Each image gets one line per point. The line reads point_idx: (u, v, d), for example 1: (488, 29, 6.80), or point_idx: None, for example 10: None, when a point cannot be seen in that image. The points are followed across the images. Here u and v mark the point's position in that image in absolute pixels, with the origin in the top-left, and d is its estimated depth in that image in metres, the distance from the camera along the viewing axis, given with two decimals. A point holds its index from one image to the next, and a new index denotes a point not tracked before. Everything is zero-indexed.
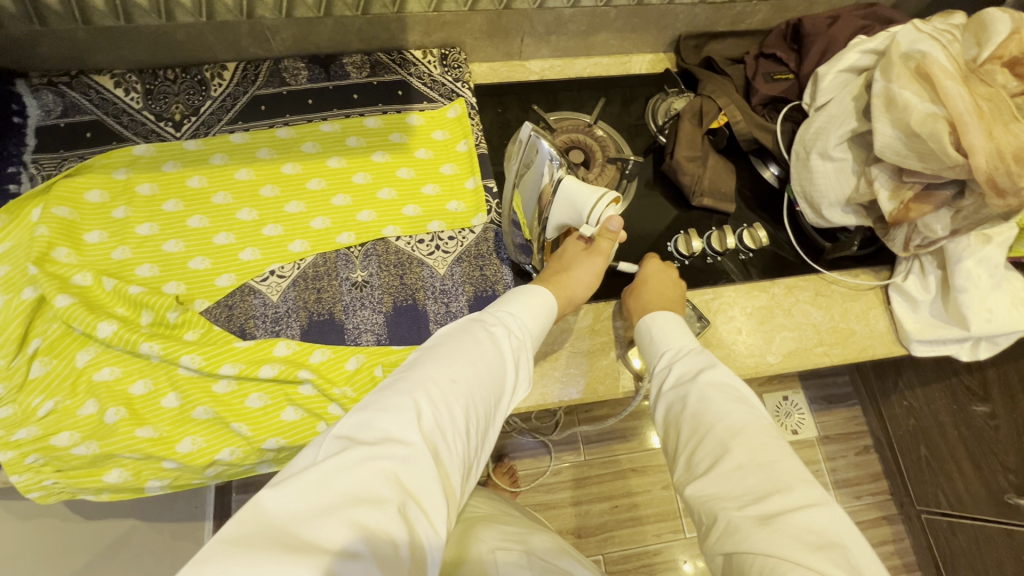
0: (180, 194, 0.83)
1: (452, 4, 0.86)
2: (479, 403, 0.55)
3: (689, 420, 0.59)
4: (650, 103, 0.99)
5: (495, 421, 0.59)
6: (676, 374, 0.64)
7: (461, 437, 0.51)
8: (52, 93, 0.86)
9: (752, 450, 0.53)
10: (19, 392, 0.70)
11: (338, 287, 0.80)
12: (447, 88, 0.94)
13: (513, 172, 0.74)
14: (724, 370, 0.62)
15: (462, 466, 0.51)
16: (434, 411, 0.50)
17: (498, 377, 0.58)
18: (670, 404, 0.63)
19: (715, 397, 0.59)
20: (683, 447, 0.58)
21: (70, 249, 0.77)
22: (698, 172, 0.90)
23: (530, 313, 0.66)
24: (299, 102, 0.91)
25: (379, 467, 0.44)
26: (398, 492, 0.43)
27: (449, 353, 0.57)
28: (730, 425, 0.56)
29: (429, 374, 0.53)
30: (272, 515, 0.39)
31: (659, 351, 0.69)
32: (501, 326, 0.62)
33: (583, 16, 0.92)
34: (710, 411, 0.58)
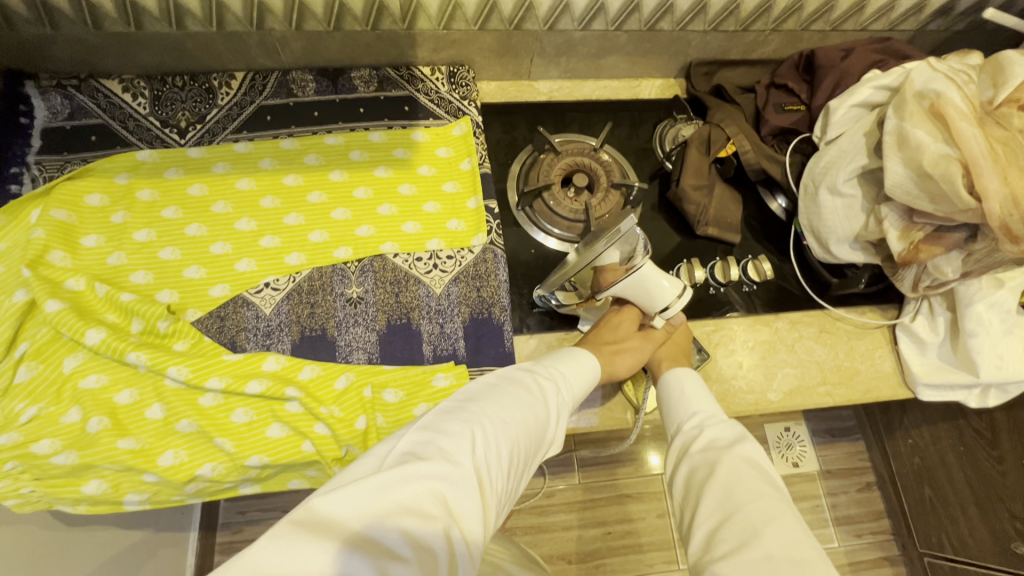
0: (181, 201, 0.82)
1: (462, 23, 0.86)
2: (525, 445, 0.55)
3: (715, 491, 0.57)
4: (658, 128, 0.98)
5: (533, 465, 0.59)
6: (708, 440, 0.63)
7: (504, 476, 0.52)
8: (60, 95, 0.86)
9: (782, 542, 0.51)
10: (5, 396, 0.69)
11: (332, 302, 0.79)
12: (454, 106, 0.93)
13: (592, 250, 0.71)
14: (756, 448, 0.61)
15: (499, 508, 0.51)
16: (485, 444, 0.51)
17: (543, 426, 0.59)
18: (694, 467, 0.61)
19: (747, 473, 0.58)
20: (704, 519, 0.56)
21: (66, 252, 0.76)
22: (703, 201, 0.88)
23: (577, 374, 0.67)
24: (304, 114, 0.90)
25: (432, 485, 0.45)
26: (445, 515, 0.44)
27: (505, 394, 0.58)
28: (760, 510, 0.54)
29: (485, 408, 0.55)
30: (330, 510, 0.41)
31: (688, 411, 0.68)
32: (552, 380, 0.64)
33: (594, 39, 0.92)
34: (739, 487, 0.56)
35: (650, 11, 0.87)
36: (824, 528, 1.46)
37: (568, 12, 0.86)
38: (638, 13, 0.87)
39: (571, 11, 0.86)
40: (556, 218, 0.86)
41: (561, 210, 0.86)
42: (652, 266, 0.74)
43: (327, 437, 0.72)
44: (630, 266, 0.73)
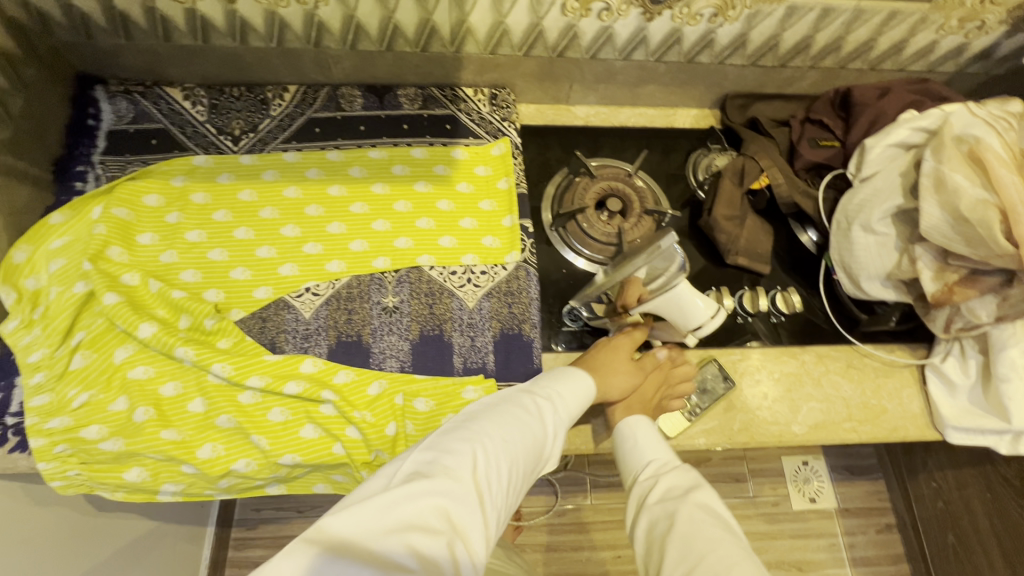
0: (231, 206, 0.87)
1: (508, 48, 0.90)
2: (523, 462, 0.59)
3: (677, 544, 0.56)
4: (692, 156, 1.00)
5: (533, 480, 0.62)
6: (664, 489, 0.63)
7: (503, 490, 0.56)
8: (126, 100, 0.91)
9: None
10: (58, 382, 0.72)
11: (368, 309, 0.82)
12: (494, 126, 0.97)
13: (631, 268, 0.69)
14: (711, 493, 0.61)
15: (500, 522, 0.55)
16: (485, 462, 0.55)
17: (540, 443, 0.62)
18: (654, 519, 0.60)
19: (704, 520, 0.57)
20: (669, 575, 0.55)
21: (123, 248, 0.80)
22: (735, 231, 0.89)
23: (576, 392, 0.70)
24: (351, 128, 0.94)
25: (435, 503, 0.50)
26: (447, 528, 0.49)
27: (504, 413, 0.62)
28: (722, 559, 0.53)
29: (485, 428, 0.59)
30: (340, 529, 0.45)
31: (643, 460, 0.68)
32: (549, 399, 0.67)
33: (633, 69, 0.95)
34: (700, 536, 0.56)
35: (690, 43, 0.90)
36: (840, 567, 1.43)
37: (611, 42, 0.89)
38: (678, 45, 0.90)
39: (614, 41, 0.89)
40: (588, 241, 0.88)
41: (593, 234, 0.88)
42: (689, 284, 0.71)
43: (358, 442, 0.74)
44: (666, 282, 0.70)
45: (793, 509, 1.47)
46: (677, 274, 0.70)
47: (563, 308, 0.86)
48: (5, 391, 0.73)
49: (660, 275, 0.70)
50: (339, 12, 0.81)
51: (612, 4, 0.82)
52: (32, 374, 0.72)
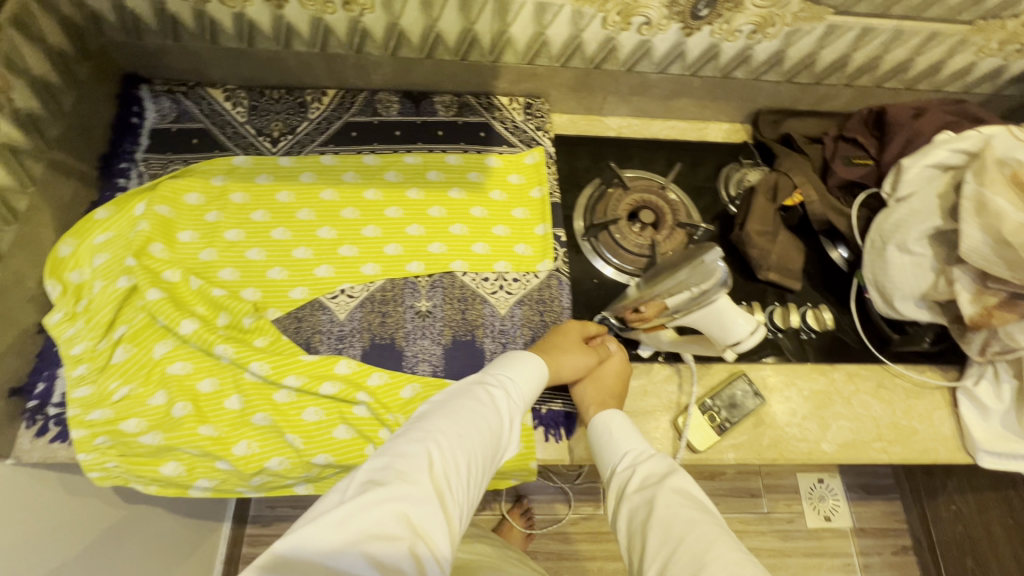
0: (269, 206, 0.88)
1: (546, 59, 0.90)
2: (480, 454, 0.59)
3: (657, 530, 0.57)
4: (724, 170, 1.00)
5: (493, 471, 0.62)
6: (641, 477, 0.63)
7: (463, 484, 0.55)
8: (169, 100, 0.93)
9: (726, 564, 0.52)
10: (100, 374, 0.74)
11: (402, 313, 0.83)
12: (528, 135, 0.98)
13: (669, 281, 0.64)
14: (685, 476, 0.62)
15: (463, 516, 0.55)
16: (441, 461, 0.55)
17: (497, 432, 0.62)
18: (634, 508, 0.61)
19: (681, 503, 0.58)
20: (652, 560, 0.55)
21: (164, 245, 0.82)
22: (767, 246, 0.89)
23: (530, 377, 0.70)
24: (387, 133, 0.96)
25: (394, 509, 0.48)
26: (408, 532, 0.48)
27: (457, 408, 0.61)
28: (702, 537, 0.54)
29: (439, 427, 0.58)
30: (297, 550, 0.44)
31: (618, 451, 0.68)
32: (502, 387, 0.66)
33: (668, 82, 0.95)
34: (678, 520, 0.56)
35: (726, 59, 0.91)
36: None
37: (648, 56, 0.90)
38: (715, 61, 0.91)
39: (651, 55, 0.90)
40: (620, 252, 0.89)
41: (626, 244, 0.89)
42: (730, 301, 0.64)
43: None
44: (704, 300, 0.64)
45: (808, 527, 1.46)
46: (719, 289, 0.61)
47: (594, 318, 0.86)
48: (49, 381, 0.74)
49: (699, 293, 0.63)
50: (384, 20, 0.83)
51: (653, 19, 0.82)
52: (75, 366, 0.74)
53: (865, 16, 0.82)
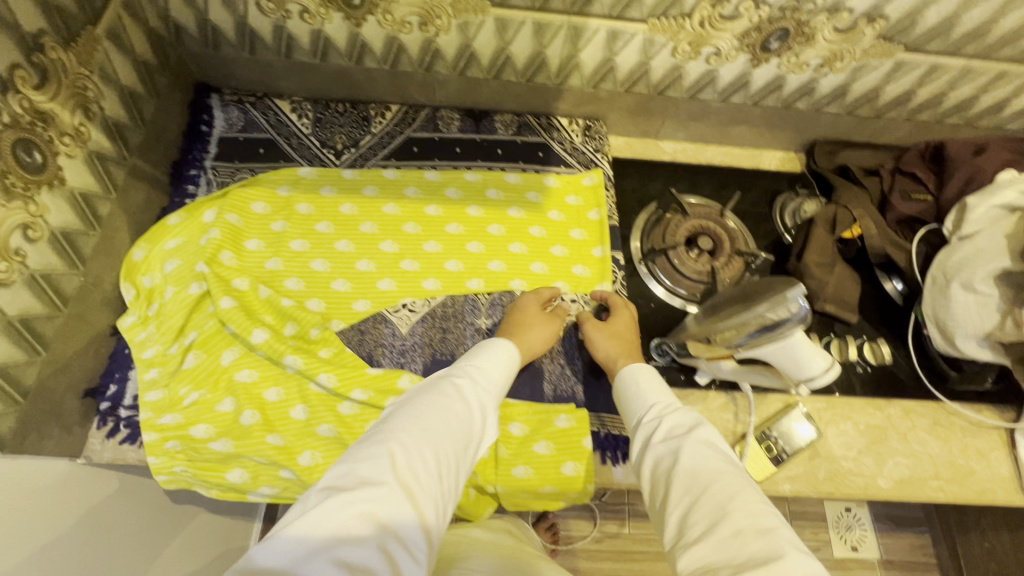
0: (333, 218, 0.90)
1: (610, 84, 0.92)
2: (452, 446, 0.57)
3: (681, 477, 0.56)
4: (779, 199, 1.00)
5: (471, 462, 0.60)
6: (668, 426, 0.62)
7: (436, 478, 0.53)
8: (237, 109, 0.95)
9: (750, 514, 0.50)
10: (171, 380, 0.75)
11: (462, 330, 0.84)
12: (586, 157, 0.99)
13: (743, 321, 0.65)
14: (712, 428, 0.61)
15: (442, 507, 0.53)
16: (408, 456, 0.52)
17: (468, 423, 0.61)
18: (660, 455, 0.60)
19: (708, 455, 0.57)
20: (674, 506, 0.54)
21: (233, 253, 0.83)
22: (825, 277, 0.89)
23: (495, 366, 0.69)
24: (448, 149, 0.97)
25: (360, 510, 0.46)
26: (378, 532, 0.46)
27: (422, 403, 0.59)
28: (726, 487, 0.53)
29: (404, 424, 0.56)
30: (263, 562, 0.42)
31: (645, 404, 0.67)
32: (467, 378, 0.65)
33: (728, 110, 0.96)
34: (704, 469, 0.55)
35: (790, 91, 0.91)
36: None
37: (712, 84, 0.91)
38: (778, 91, 0.92)
39: (716, 84, 0.90)
40: (677, 277, 0.90)
41: (684, 270, 0.89)
42: (805, 335, 0.65)
43: None
44: (778, 334, 0.65)
45: (834, 556, 1.44)
46: (796, 325, 0.64)
47: (650, 343, 0.87)
48: (119, 383, 0.75)
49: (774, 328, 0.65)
50: (458, 41, 0.84)
51: (722, 50, 0.83)
52: (147, 370, 0.75)
53: (936, 55, 0.82)
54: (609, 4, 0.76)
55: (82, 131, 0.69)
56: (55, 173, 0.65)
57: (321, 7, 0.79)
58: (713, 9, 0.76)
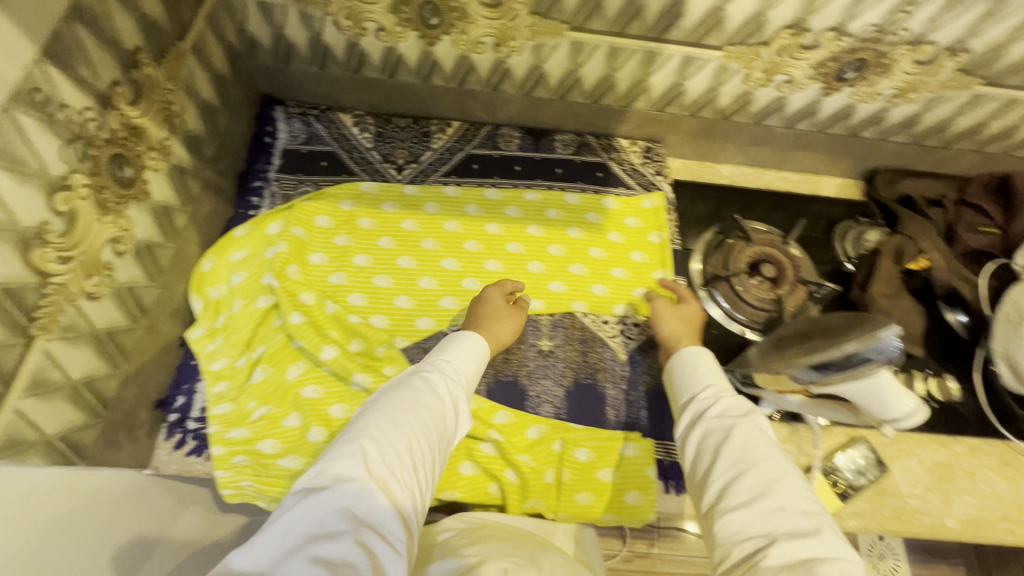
0: (395, 234, 0.90)
1: (676, 108, 0.91)
2: (424, 440, 0.57)
3: (731, 451, 0.59)
4: (839, 228, 0.99)
5: (444, 458, 0.60)
6: (722, 408, 0.65)
7: (410, 470, 0.53)
8: (301, 122, 0.95)
9: (798, 496, 0.54)
10: (239, 394, 0.75)
11: (524, 351, 0.84)
12: (646, 179, 0.98)
13: (828, 360, 0.64)
14: (766, 417, 0.64)
15: (417, 500, 0.53)
16: (379, 452, 0.53)
17: (439, 416, 0.61)
18: (710, 430, 0.63)
19: (759, 438, 0.60)
20: (720, 474, 0.58)
21: (298, 267, 0.83)
22: (891, 310, 0.88)
23: (464, 358, 0.69)
24: (507, 168, 0.97)
25: (335, 507, 0.47)
26: (354, 526, 0.46)
27: (391, 402, 0.59)
28: (775, 467, 0.57)
29: (375, 422, 0.56)
30: (240, 564, 0.42)
31: (701, 383, 0.70)
32: (436, 372, 0.65)
33: (792, 136, 0.95)
34: (755, 448, 0.59)
35: (858, 119, 0.90)
36: None
37: (780, 111, 0.90)
38: (846, 120, 0.91)
39: (783, 110, 0.90)
40: (739, 304, 0.89)
41: (748, 297, 0.88)
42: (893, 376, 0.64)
43: (515, 485, 0.75)
44: (864, 374, 0.64)
45: None
46: (883, 364, 0.62)
47: None
48: (187, 395, 0.75)
49: (861, 369, 0.63)
50: (529, 62, 0.84)
51: (795, 79, 0.83)
52: (215, 383, 0.75)
53: (1014, 89, 0.81)
54: (688, 31, 0.76)
55: (167, 145, 0.69)
56: (141, 187, 0.65)
57: (398, 26, 0.79)
58: (792, 39, 0.76)
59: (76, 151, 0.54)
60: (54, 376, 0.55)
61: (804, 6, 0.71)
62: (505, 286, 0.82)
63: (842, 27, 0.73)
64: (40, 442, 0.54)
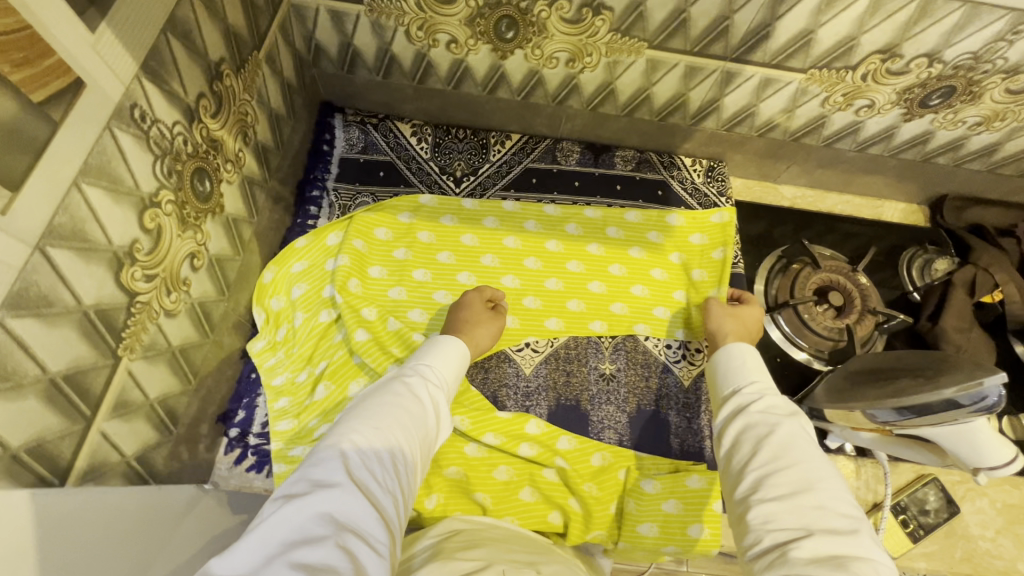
0: (454, 248, 0.88)
1: (745, 128, 0.89)
2: (406, 446, 0.55)
3: (772, 445, 0.53)
4: (905, 256, 0.96)
5: (425, 463, 0.58)
6: (767, 402, 0.58)
7: (392, 474, 0.51)
8: (359, 130, 0.93)
9: (844, 501, 0.48)
10: (300, 410, 0.74)
11: (586, 374, 0.82)
12: (708, 199, 0.96)
13: (919, 403, 0.61)
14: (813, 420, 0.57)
15: (399, 506, 0.50)
16: (359, 456, 0.50)
17: (422, 421, 0.59)
18: (752, 422, 0.57)
19: (803, 438, 0.54)
20: (756, 466, 0.52)
21: (359, 280, 0.82)
22: (964, 343, 0.85)
23: (445, 363, 0.68)
24: (567, 183, 0.95)
25: (315, 511, 0.43)
26: (335, 530, 0.43)
27: (370, 406, 0.57)
28: (819, 468, 0.50)
29: (352, 428, 0.53)
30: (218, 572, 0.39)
31: (746, 379, 0.63)
32: (416, 376, 0.63)
33: (862, 160, 0.93)
34: (800, 446, 0.52)
35: (936, 145, 0.88)
36: None
37: (854, 134, 0.88)
38: (922, 146, 0.88)
39: (858, 134, 0.87)
40: (805, 331, 0.87)
41: (814, 326, 0.87)
42: (990, 426, 0.61)
43: (578, 514, 0.73)
44: (960, 421, 0.61)
45: None
46: (981, 414, 0.59)
47: None
48: (248, 409, 0.75)
49: (955, 417, 0.61)
50: (601, 78, 0.82)
51: (877, 103, 0.80)
52: (277, 399, 0.74)
53: None
54: (773, 52, 0.73)
55: (240, 156, 0.68)
56: (217, 201, 0.64)
57: (471, 38, 0.77)
58: (882, 64, 0.73)
59: (164, 167, 0.53)
60: (135, 396, 0.54)
61: (899, 32, 0.68)
62: (487, 292, 0.80)
63: (936, 54, 0.71)
64: (119, 463, 0.54)
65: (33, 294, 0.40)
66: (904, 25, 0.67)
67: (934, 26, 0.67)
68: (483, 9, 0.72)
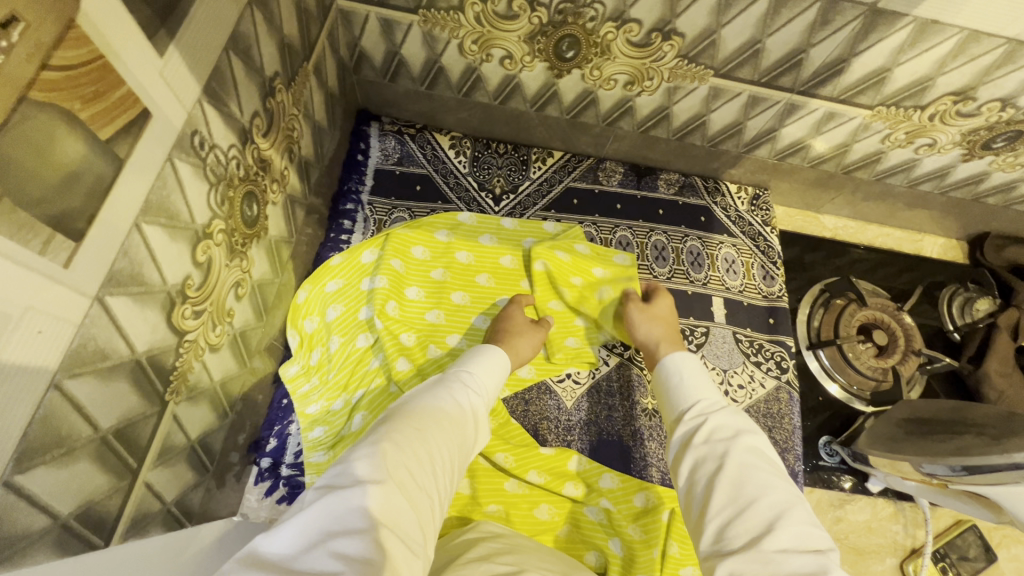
0: (493, 270, 0.82)
1: (797, 159, 0.87)
2: (442, 443, 0.50)
3: (724, 485, 0.48)
4: (946, 293, 0.95)
5: (461, 472, 0.53)
6: (710, 428, 0.53)
7: (430, 475, 0.46)
8: (395, 140, 0.89)
9: (809, 532, 0.43)
10: (336, 442, 0.68)
11: (629, 410, 0.79)
12: (752, 227, 0.93)
13: (981, 464, 0.59)
14: (762, 438, 0.52)
15: (433, 508, 0.45)
16: (403, 451, 0.45)
17: (460, 428, 0.54)
18: (701, 459, 0.51)
19: (757, 465, 0.49)
20: (715, 513, 0.47)
21: (397, 303, 0.77)
22: (1007, 389, 0.84)
23: (488, 371, 0.63)
24: (608, 206, 0.91)
25: (354, 501, 0.39)
26: (375, 523, 0.38)
27: (416, 405, 0.53)
28: (775, 501, 0.45)
29: (397, 417, 0.50)
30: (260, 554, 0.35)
31: (688, 399, 0.59)
32: (456, 380, 0.59)
33: (910, 196, 0.91)
34: (751, 480, 0.47)
35: (988, 186, 0.87)
36: None
37: (909, 171, 0.86)
38: (974, 185, 0.87)
39: (912, 171, 0.86)
40: (847, 370, 0.85)
41: (859, 365, 0.85)
42: None
43: (619, 557, 0.67)
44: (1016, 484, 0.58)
45: None
46: None
47: (819, 443, 0.84)
48: (280, 438, 0.70)
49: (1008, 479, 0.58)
50: (658, 102, 0.79)
51: (939, 143, 0.78)
52: (312, 428, 0.69)
53: None
54: (844, 88, 0.70)
55: (284, 175, 0.64)
56: (262, 225, 0.60)
57: (527, 55, 0.73)
58: (952, 105, 0.71)
59: (217, 196, 0.49)
60: (178, 440, 0.51)
61: (979, 76, 0.66)
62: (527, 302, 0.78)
63: (1011, 99, 0.69)
64: (160, 511, 0.50)
65: (90, 349, 0.36)
66: (986, 69, 0.65)
67: (1015, 71, 0.65)
68: (546, 26, 0.68)
